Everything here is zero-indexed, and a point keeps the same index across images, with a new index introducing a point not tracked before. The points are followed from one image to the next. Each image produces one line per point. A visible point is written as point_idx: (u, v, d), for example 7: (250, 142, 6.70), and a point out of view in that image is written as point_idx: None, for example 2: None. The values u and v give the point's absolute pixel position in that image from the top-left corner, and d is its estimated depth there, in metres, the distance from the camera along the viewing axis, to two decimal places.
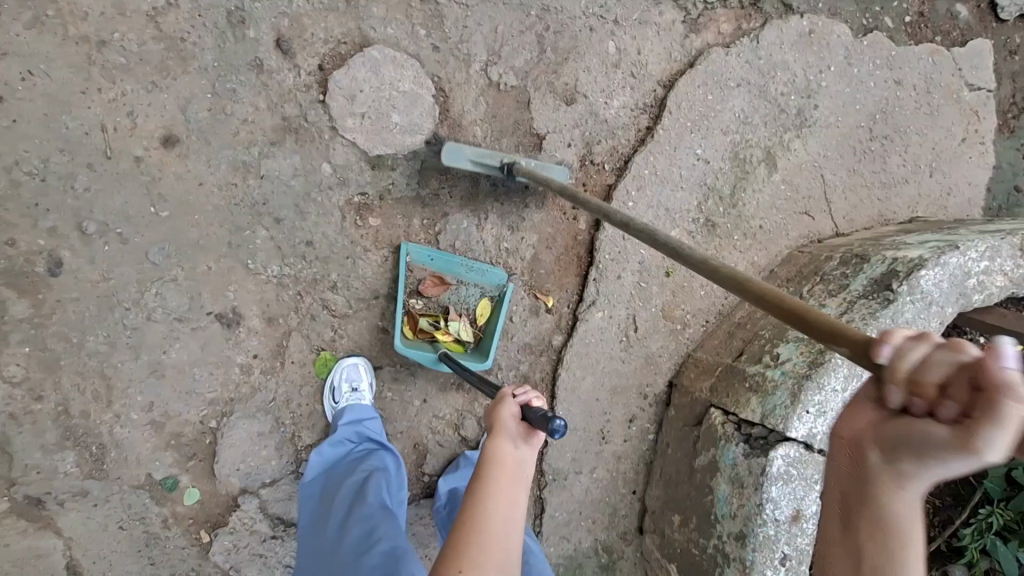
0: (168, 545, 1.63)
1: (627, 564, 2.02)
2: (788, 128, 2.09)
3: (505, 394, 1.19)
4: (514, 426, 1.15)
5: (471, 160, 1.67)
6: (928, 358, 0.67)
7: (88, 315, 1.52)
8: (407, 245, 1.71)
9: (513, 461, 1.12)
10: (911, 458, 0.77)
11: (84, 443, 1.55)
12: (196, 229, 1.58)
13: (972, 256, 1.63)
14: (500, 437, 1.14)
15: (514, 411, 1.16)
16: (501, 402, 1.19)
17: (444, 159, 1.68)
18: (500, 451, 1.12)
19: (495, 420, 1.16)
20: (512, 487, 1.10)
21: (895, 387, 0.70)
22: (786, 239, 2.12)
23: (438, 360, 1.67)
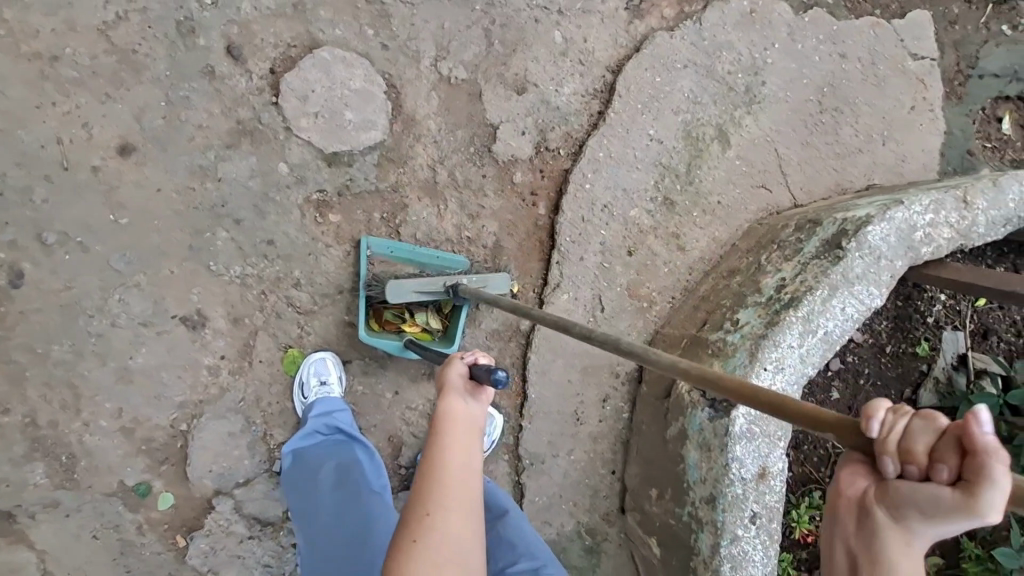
0: (144, 552, 1.62)
1: (612, 545, 2.02)
2: (738, 106, 2.15)
3: (453, 356, 1.19)
4: (464, 382, 1.14)
5: (415, 292, 1.66)
6: (915, 425, 0.73)
7: (53, 325, 1.55)
8: (367, 238, 1.71)
9: (467, 414, 1.10)
10: (916, 516, 0.79)
11: (54, 454, 1.56)
12: (155, 235, 1.61)
13: (916, 210, 1.69)
14: (449, 394, 1.12)
15: (462, 371, 1.15)
16: (450, 362, 1.18)
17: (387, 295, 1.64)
18: (449, 407, 1.10)
19: (443, 381, 1.14)
20: (467, 439, 1.07)
21: (888, 455, 0.74)
22: (745, 213, 2.16)
23: (403, 348, 1.69)
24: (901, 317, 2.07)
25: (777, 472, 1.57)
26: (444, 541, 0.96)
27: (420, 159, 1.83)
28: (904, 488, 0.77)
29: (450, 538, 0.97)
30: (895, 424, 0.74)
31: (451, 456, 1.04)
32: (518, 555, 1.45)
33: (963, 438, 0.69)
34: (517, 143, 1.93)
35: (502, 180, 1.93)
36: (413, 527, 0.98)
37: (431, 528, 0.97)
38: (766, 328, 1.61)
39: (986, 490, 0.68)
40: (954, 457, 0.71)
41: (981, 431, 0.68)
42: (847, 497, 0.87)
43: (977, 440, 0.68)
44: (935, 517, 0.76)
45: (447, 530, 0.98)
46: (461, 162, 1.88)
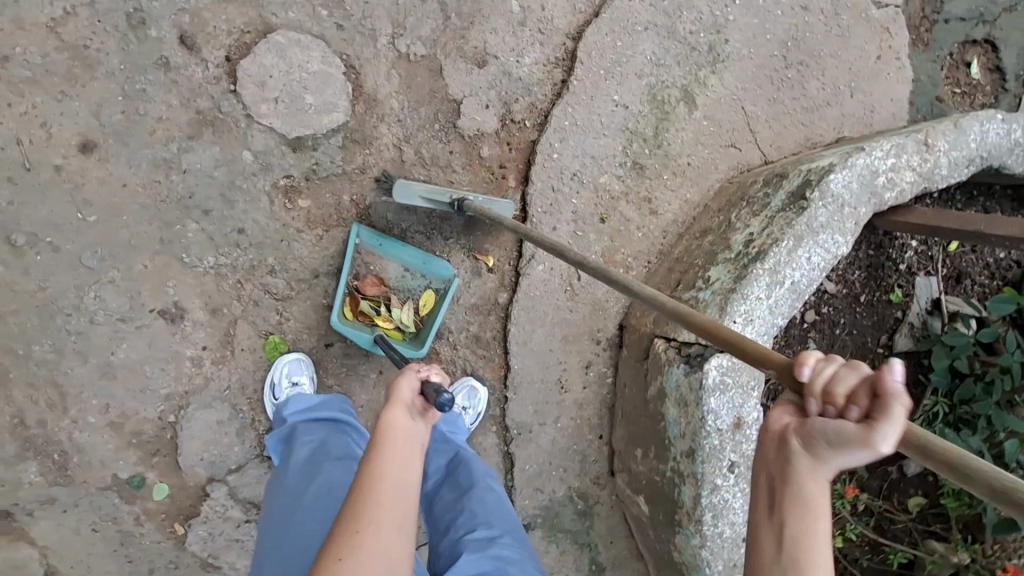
0: (144, 542, 1.66)
1: (604, 507, 2.07)
2: (702, 66, 2.15)
3: (408, 368, 1.17)
4: (417, 397, 1.12)
5: (422, 197, 1.73)
6: (838, 371, 0.79)
7: (31, 326, 1.57)
8: (357, 226, 1.75)
9: (410, 428, 1.08)
10: (823, 452, 0.82)
11: (46, 452, 1.59)
12: (126, 231, 1.62)
13: (878, 155, 1.70)
14: (395, 407, 1.10)
15: (415, 386, 1.13)
16: (403, 375, 1.16)
17: (395, 194, 1.74)
18: (391, 421, 1.07)
19: (393, 394, 1.12)
20: (405, 455, 1.05)
21: (812, 396, 0.80)
22: (716, 173, 2.17)
23: (371, 342, 1.71)
24: (874, 265, 2.08)
25: (752, 421, 1.61)
26: (366, 560, 0.95)
27: (386, 139, 1.84)
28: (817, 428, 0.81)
29: (375, 554, 0.96)
30: (825, 370, 0.79)
31: (387, 471, 1.02)
32: (476, 524, 1.40)
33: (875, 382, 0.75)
34: (482, 117, 1.93)
35: (470, 155, 1.93)
36: (342, 542, 0.97)
37: (356, 545, 0.96)
38: (734, 282, 1.63)
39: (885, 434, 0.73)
40: (865, 399, 0.76)
41: (893, 377, 0.74)
42: (767, 434, 0.90)
43: (886, 385, 0.74)
44: (838, 452, 0.79)
45: (372, 549, 0.96)
46: (427, 139, 1.88)
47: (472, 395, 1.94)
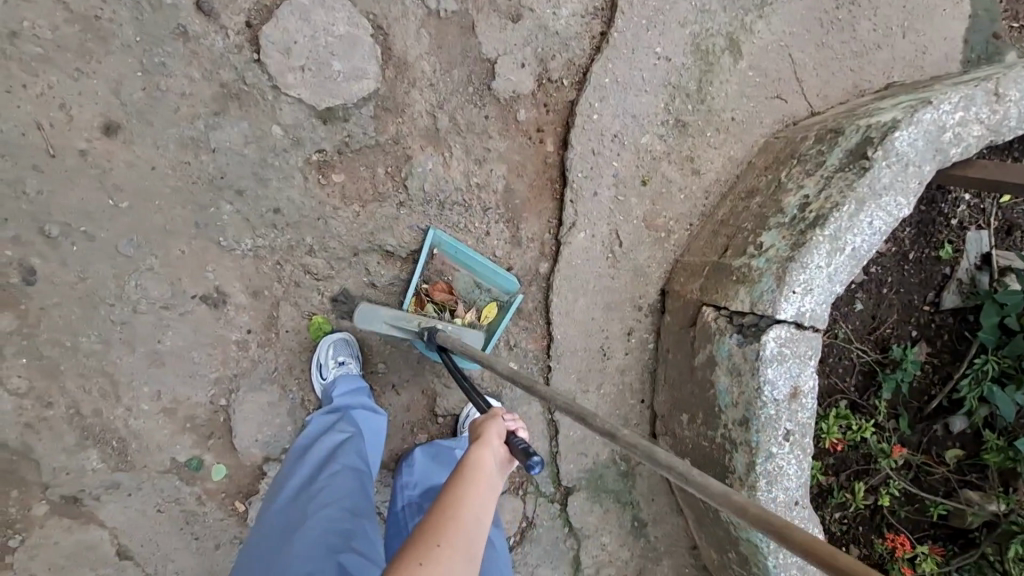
0: (208, 519, 1.70)
1: (646, 467, 2.12)
2: (748, 9, 2.00)
3: (497, 414, 1.37)
4: (502, 442, 1.31)
5: (386, 323, 1.69)
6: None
7: (74, 317, 1.52)
8: (434, 230, 1.77)
9: (492, 467, 1.26)
10: None
11: (104, 440, 1.59)
12: (160, 216, 1.56)
13: (945, 109, 1.60)
14: (484, 447, 1.28)
15: (500, 429, 1.33)
16: (495, 418, 1.36)
17: (358, 319, 1.68)
18: (481, 458, 1.25)
19: (481, 434, 1.31)
20: (486, 491, 1.21)
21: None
22: (761, 127, 2.07)
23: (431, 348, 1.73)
24: (924, 221, 2.02)
25: (809, 390, 1.58)
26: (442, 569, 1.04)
27: (419, 106, 1.74)
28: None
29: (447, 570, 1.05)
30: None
31: (472, 496, 1.18)
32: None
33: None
34: (518, 77, 1.82)
35: (506, 120, 1.84)
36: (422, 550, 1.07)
37: (437, 556, 1.06)
38: (792, 250, 1.58)
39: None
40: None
41: None
42: None
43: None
44: None
45: (448, 564, 1.06)
46: (461, 104, 1.78)
47: None
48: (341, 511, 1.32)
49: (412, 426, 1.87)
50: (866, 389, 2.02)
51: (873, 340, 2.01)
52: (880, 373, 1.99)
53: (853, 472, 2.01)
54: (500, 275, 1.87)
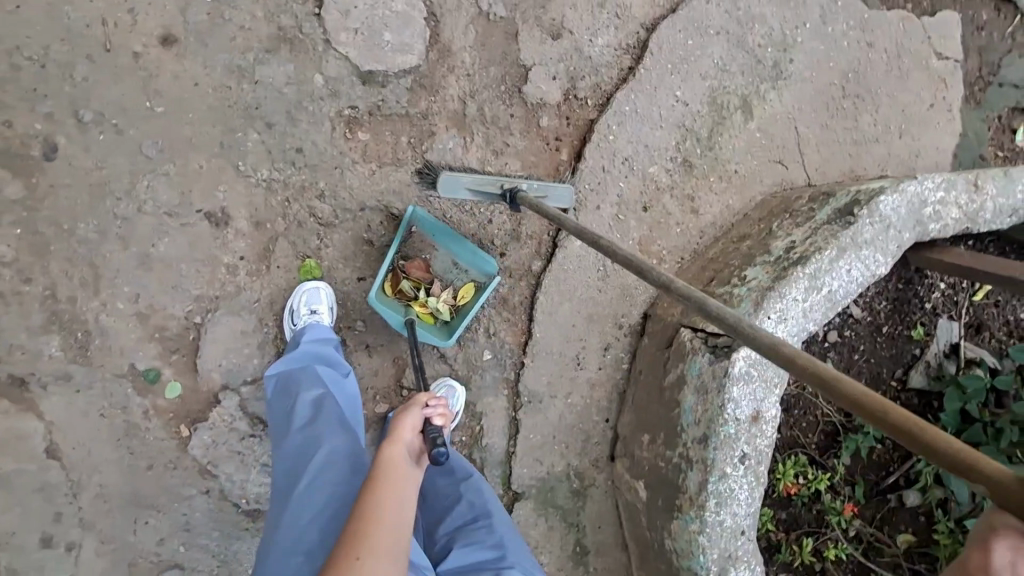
0: (148, 437, 1.66)
1: (598, 490, 2.09)
2: (764, 79, 2.20)
3: (414, 405, 1.34)
4: (416, 434, 1.30)
5: (469, 189, 1.75)
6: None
7: (79, 202, 1.55)
8: (414, 208, 1.77)
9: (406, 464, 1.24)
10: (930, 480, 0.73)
11: (69, 329, 1.58)
12: (188, 127, 1.62)
13: (928, 186, 1.74)
14: (397, 444, 1.27)
15: (415, 421, 1.32)
16: (410, 409, 1.34)
17: (442, 188, 1.75)
18: (393, 457, 1.24)
19: (395, 429, 1.30)
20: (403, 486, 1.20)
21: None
22: (760, 185, 2.21)
23: (405, 325, 1.76)
24: (900, 299, 2.11)
25: (770, 418, 1.62)
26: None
27: (452, 91, 1.87)
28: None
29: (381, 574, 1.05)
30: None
31: (385, 498, 1.16)
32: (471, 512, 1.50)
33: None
34: (548, 88, 1.97)
35: (529, 122, 1.97)
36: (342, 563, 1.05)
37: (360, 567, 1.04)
38: (772, 282, 1.66)
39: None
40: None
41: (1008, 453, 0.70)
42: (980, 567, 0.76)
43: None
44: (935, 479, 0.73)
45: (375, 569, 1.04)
46: (491, 99, 1.92)
47: (450, 394, 1.95)
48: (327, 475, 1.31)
49: (376, 392, 1.86)
50: (827, 449, 2.03)
51: (839, 403, 2.04)
52: (842, 435, 2.02)
53: (803, 531, 1.99)
54: (476, 252, 1.83)
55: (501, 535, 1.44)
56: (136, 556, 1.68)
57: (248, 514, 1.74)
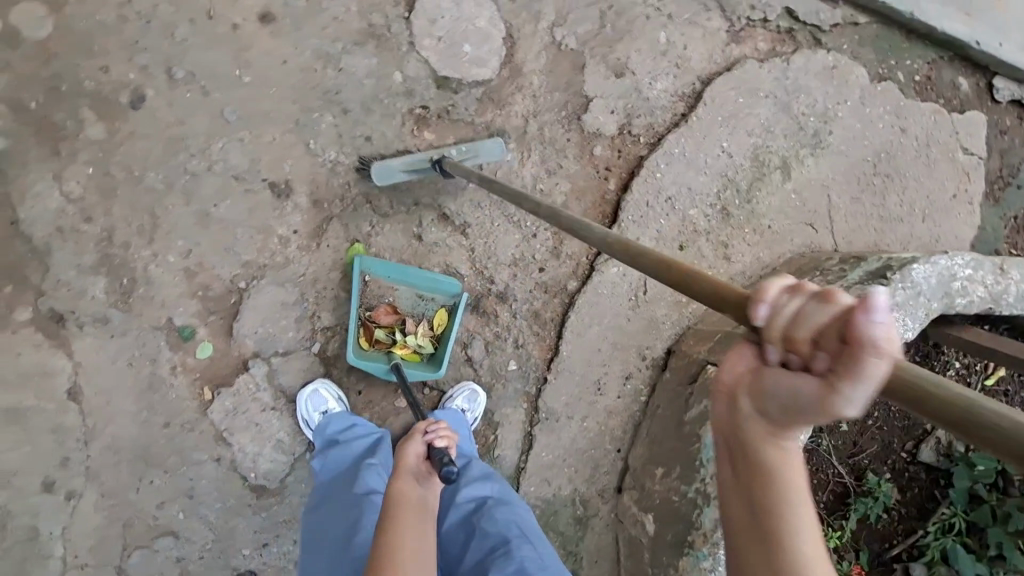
0: (171, 393, 1.65)
1: (600, 521, 2.07)
2: (804, 145, 2.31)
3: (413, 433, 1.30)
4: (421, 461, 1.25)
5: (405, 171, 1.74)
6: (809, 306, 0.71)
7: (154, 152, 1.60)
8: (361, 260, 1.72)
9: (417, 494, 1.17)
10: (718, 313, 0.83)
11: (117, 274, 1.60)
12: (269, 101, 1.69)
13: (958, 262, 1.82)
14: (403, 475, 1.21)
15: (419, 451, 1.27)
16: (409, 439, 1.29)
17: (376, 177, 1.73)
18: (402, 487, 1.18)
19: (399, 460, 1.25)
20: (419, 518, 1.13)
21: (776, 340, 0.75)
22: (790, 244, 2.29)
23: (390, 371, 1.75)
24: None
25: None
26: None
27: (517, 108, 1.96)
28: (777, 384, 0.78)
29: None
30: (858, 316, 0.66)
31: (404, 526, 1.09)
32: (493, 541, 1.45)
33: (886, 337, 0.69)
34: (605, 120, 2.07)
35: (583, 149, 2.06)
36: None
37: None
38: None
39: (855, 380, 0.67)
40: (831, 344, 0.69)
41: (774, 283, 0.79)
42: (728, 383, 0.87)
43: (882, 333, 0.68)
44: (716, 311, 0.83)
45: None
46: (551, 121, 2.01)
47: (472, 400, 1.95)
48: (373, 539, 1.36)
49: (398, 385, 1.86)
50: (834, 510, 2.04)
51: (850, 465, 2.06)
52: (851, 497, 2.03)
53: None
54: (436, 279, 1.81)
55: (521, 561, 1.39)
56: (132, 516, 1.64)
57: (253, 490, 1.71)
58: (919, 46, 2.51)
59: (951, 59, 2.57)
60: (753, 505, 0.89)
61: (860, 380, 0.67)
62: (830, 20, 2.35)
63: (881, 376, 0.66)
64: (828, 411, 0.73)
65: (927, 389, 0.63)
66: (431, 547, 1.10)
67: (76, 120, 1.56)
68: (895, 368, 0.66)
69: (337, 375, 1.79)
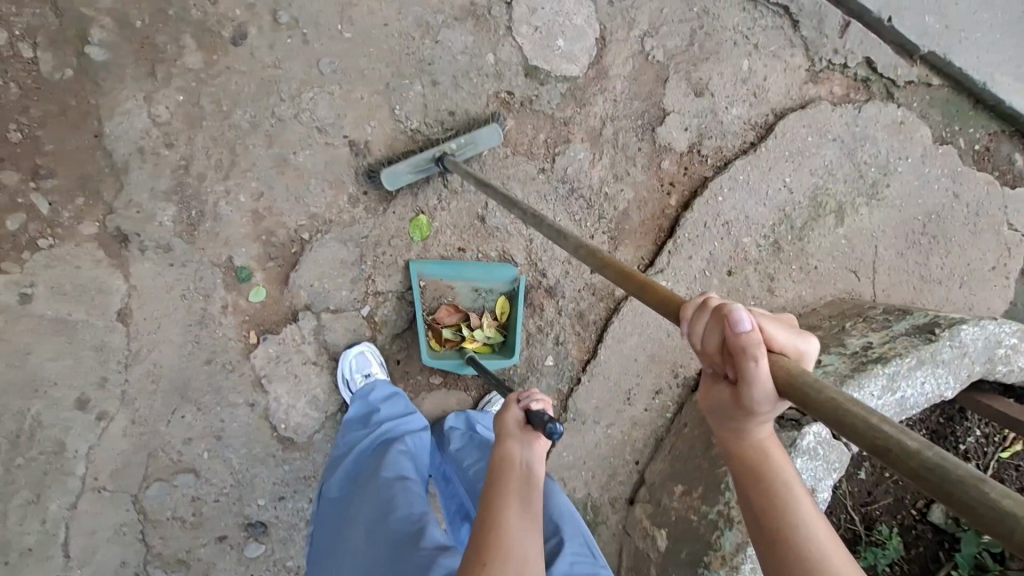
0: (218, 331, 1.64)
1: (607, 530, 2.06)
2: (861, 194, 2.28)
3: (510, 399, 1.31)
4: (518, 427, 1.25)
5: (413, 172, 1.68)
6: (711, 325, 0.87)
7: (247, 91, 1.61)
8: (416, 262, 1.75)
9: (523, 462, 1.19)
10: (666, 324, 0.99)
11: (188, 205, 1.59)
12: (365, 60, 1.70)
13: (1005, 329, 1.83)
14: (508, 442, 1.24)
15: (517, 415, 1.27)
16: (507, 406, 1.30)
17: (384, 182, 1.68)
18: (509, 458, 1.20)
19: (501, 428, 1.27)
20: (522, 497, 1.13)
21: (699, 356, 0.91)
22: (834, 287, 2.29)
23: (464, 363, 1.75)
24: (938, 433, 2.18)
25: (822, 499, 1.63)
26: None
27: (596, 109, 1.97)
28: (718, 392, 0.92)
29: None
30: (733, 332, 0.82)
31: (509, 505, 1.11)
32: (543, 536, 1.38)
33: (772, 340, 0.84)
34: (678, 136, 2.08)
35: (652, 161, 2.07)
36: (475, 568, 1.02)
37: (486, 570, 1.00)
38: (851, 371, 1.76)
39: (752, 385, 0.82)
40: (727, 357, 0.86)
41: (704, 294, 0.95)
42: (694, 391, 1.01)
43: (765, 337, 0.84)
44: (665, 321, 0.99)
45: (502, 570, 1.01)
46: (627, 127, 2.02)
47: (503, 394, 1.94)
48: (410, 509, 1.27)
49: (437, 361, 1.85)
50: None
51: (862, 513, 2.06)
52: (861, 545, 2.02)
53: None
54: (490, 267, 1.83)
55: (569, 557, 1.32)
56: (159, 448, 1.63)
57: (280, 441, 1.70)
58: (983, 115, 2.42)
59: (1012, 134, 2.45)
60: (753, 508, 0.98)
61: (750, 384, 0.82)
62: (906, 76, 2.32)
63: (766, 378, 0.81)
64: (755, 408, 0.87)
65: (812, 393, 0.75)
66: (537, 522, 1.10)
67: (177, 46, 1.56)
68: (780, 371, 0.80)
69: (380, 341, 1.79)
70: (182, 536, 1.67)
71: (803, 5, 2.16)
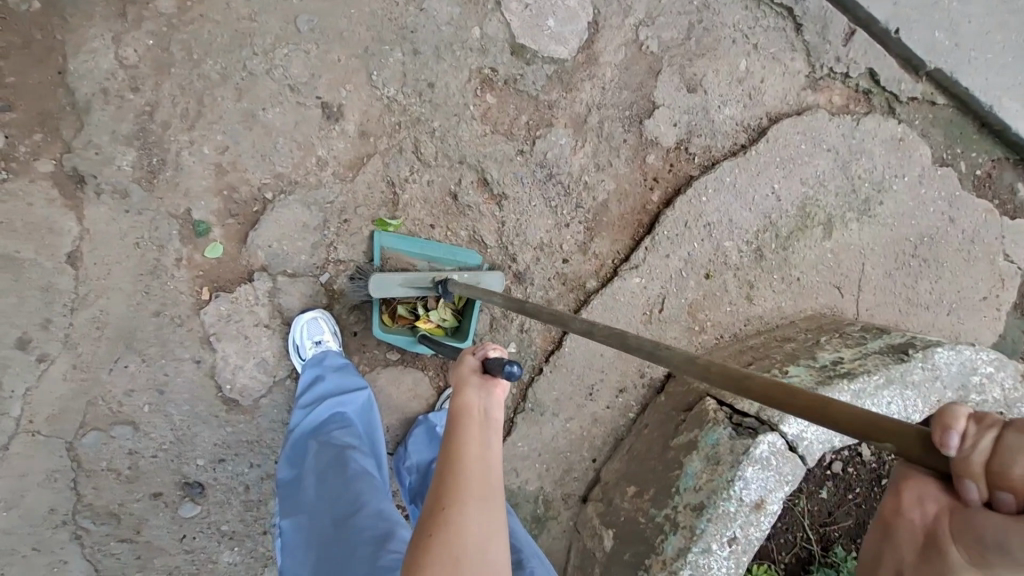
0: (170, 283, 1.61)
1: (557, 526, 2.02)
2: (852, 209, 2.22)
3: (466, 351, 1.25)
4: (474, 386, 1.19)
5: (403, 285, 1.62)
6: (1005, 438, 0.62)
7: (219, 41, 1.57)
8: (380, 234, 1.70)
9: (480, 407, 1.16)
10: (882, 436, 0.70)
11: (149, 152, 1.56)
12: (345, 22, 1.66)
13: (982, 356, 1.78)
14: (466, 391, 1.18)
15: (473, 364, 1.22)
16: (463, 360, 1.24)
17: (373, 290, 1.62)
18: (467, 433, 1.12)
19: (460, 387, 1.19)
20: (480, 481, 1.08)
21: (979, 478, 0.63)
22: (814, 301, 2.23)
23: (414, 342, 1.71)
24: None
25: (771, 512, 1.65)
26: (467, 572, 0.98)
27: (583, 95, 1.92)
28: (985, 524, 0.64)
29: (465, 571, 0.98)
30: None
31: (468, 491, 1.06)
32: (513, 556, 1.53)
33: None
34: (665, 131, 2.03)
35: (636, 154, 2.02)
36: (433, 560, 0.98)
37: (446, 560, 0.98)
38: (815, 385, 1.72)
39: None
40: None
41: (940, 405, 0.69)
42: (907, 520, 0.72)
43: None
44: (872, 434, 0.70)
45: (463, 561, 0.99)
46: (613, 117, 1.97)
47: None
48: (372, 507, 1.28)
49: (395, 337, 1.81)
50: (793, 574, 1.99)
51: (820, 533, 1.99)
52: (814, 565, 1.97)
53: None
54: (453, 250, 1.74)
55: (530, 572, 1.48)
56: (99, 396, 1.60)
57: (224, 402, 1.67)
58: (987, 140, 2.35)
59: (1016, 163, 2.38)
60: None
61: None
62: (909, 91, 2.25)
63: None
64: None
65: None
66: (497, 504, 1.07)
67: None
68: None
69: (337, 311, 1.75)
70: (116, 488, 1.64)
71: (808, 9, 2.10)
